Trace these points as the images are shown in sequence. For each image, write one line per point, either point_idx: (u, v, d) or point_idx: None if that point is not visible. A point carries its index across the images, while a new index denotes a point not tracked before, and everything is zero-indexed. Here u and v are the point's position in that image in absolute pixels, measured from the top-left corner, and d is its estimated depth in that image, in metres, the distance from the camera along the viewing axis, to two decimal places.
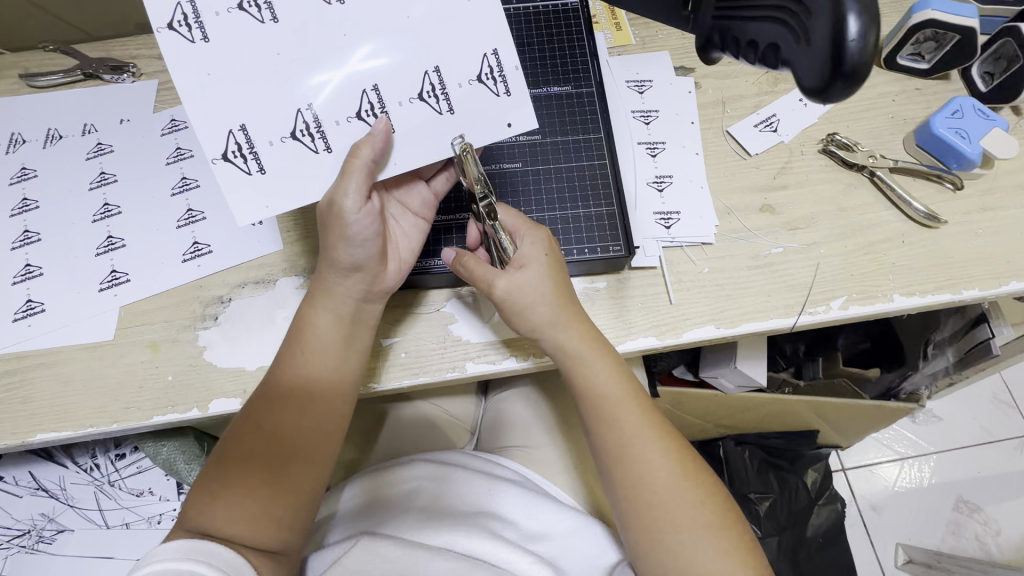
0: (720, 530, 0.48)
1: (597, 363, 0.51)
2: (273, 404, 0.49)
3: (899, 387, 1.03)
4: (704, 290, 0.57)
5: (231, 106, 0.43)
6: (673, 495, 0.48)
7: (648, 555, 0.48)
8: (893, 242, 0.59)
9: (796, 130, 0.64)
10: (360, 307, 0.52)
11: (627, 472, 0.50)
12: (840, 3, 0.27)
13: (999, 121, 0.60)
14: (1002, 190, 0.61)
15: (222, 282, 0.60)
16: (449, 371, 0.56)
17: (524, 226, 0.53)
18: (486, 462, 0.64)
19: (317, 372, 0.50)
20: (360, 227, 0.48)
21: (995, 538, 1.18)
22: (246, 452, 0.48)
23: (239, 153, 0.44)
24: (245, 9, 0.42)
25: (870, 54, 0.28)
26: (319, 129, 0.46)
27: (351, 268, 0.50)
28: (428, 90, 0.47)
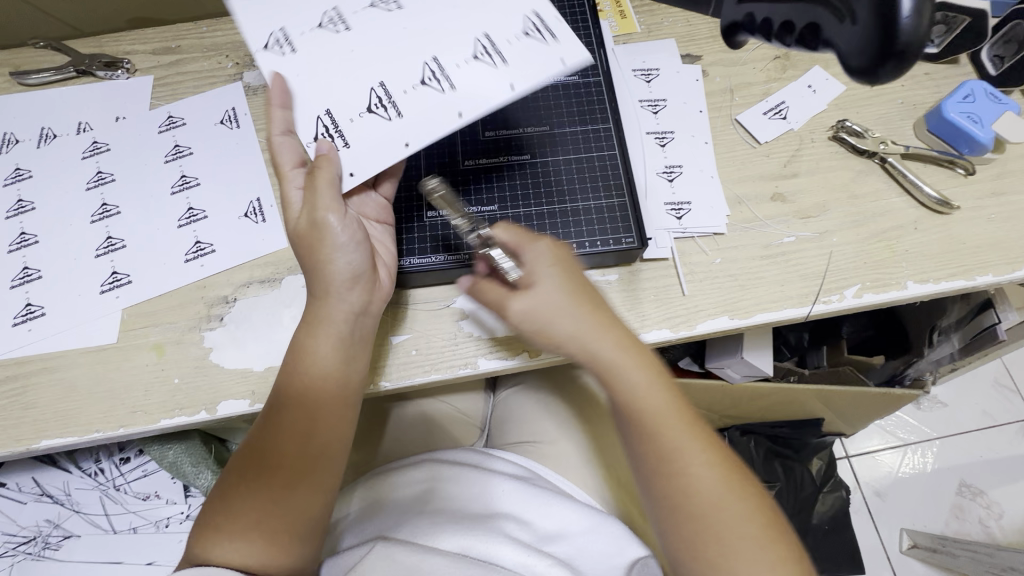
0: (769, 534, 0.46)
1: (627, 368, 0.49)
2: (270, 429, 0.48)
3: (903, 374, 1.03)
4: (717, 281, 0.57)
5: (367, 73, 0.48)
6: (719, 507, 0.46)
7: (693, 570, 0.46)
8: (906, 229, 0.58)
9: (806, 117, 0.63)
10: (358, 325, 0.50)
11: (675, 478, 0.47)
12: None
13: (1011, 104, 0.59)
14: (1015, 174, 0.60)
15: (226, 281, 0.58)
16: (461, 368, 0.55)
17: (525, 240, 0.51)
18: (495, 458, 0.64)
19: (317, 392, 0.48)
20: (338, 251, 0.48)
21: (997, 521, 1.20)
22: (247, 482, 0.48)
23: (380, 104, 0.48)
24: (375, 6, 0.50)
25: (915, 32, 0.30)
26: (443, 74, 0.48)
27: (341, 286, 0.48)
28: (472, 54, 0.49)
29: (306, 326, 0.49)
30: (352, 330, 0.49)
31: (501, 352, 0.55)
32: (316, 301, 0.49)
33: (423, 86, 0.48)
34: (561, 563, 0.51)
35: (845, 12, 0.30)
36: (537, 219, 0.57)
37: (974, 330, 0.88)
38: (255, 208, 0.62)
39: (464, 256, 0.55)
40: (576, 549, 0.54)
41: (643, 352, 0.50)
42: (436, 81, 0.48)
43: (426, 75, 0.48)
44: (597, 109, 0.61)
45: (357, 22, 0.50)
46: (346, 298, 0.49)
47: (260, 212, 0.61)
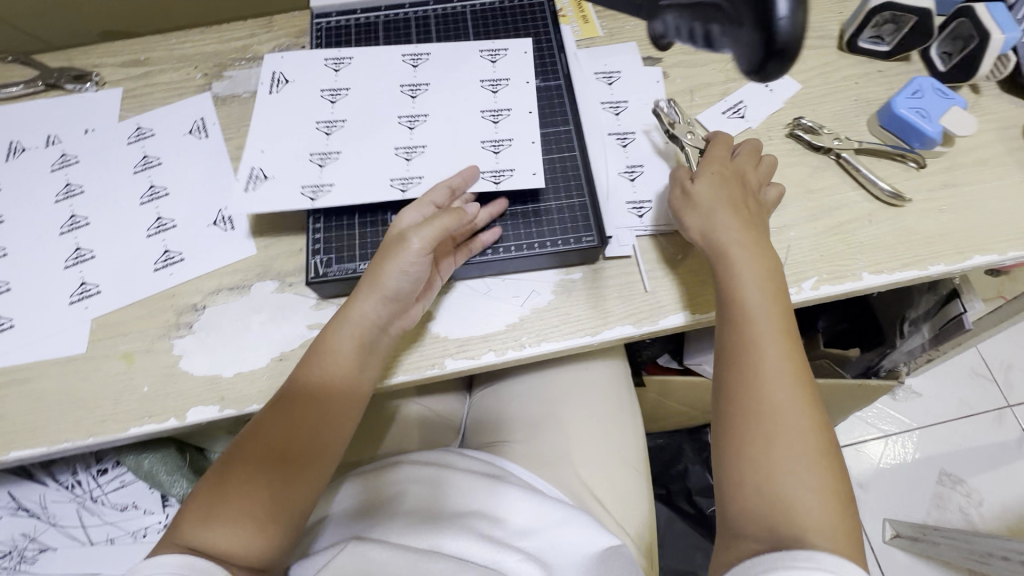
0: (824, 469, 0.43)
1: (749, 260, 0.51)
2: (280, 414, 0.49)
3: (879, 365, 1.08)
4: (678, 276, 0.58)
5: (472, 143, 0.59)
6: (786, 434, 0.44)
7: (743, 482, 0.44)
8: (861, 222, 0.60)
9: (763, 115, 0.65)
10: (380, 335, 0.52)
11: (747, 397, 0.46)
12: None
13: (957, 99, 0.61)
14: (964, 167, 0.62)
15: (196, 289, 0.59)
16: (429, 369, 0.55)
17: (752, 155, 0.58)
18: (473, 459, 0.64)
19: (334, 392, 0.50)
20: (402, 267, 0.50)
21: (978, 509, 1.22)
22: (251, 459, 0.47)
23: (495, 144, 0.59)
24: (401, 123, 0.60)
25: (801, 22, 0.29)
26: (503, 108, 0.60)
27: (383, 297, 0.51)
28: (493, 140, 0.59)
29: (336, 321, 0.52)
30: (372, 339, 0.51)
31: (467, 352, 0.55)
32: (352, 300, 0.52)
33: (496, 176, 0.57)
34: (533, 558, 0.52)
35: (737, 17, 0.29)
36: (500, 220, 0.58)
37: (942, 320, 0.89)
38: (225, 217, 0.62)
39: None
40: (549, 543, 0.55)
41: (785, 299, 0.50)
42: (497, 171, 0.57)
43: (486, 168, 0.57)
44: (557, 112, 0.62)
45: (411, 152, 0.58)
46: (376, 308, 0.51)
47: (229, 220, 0.62)
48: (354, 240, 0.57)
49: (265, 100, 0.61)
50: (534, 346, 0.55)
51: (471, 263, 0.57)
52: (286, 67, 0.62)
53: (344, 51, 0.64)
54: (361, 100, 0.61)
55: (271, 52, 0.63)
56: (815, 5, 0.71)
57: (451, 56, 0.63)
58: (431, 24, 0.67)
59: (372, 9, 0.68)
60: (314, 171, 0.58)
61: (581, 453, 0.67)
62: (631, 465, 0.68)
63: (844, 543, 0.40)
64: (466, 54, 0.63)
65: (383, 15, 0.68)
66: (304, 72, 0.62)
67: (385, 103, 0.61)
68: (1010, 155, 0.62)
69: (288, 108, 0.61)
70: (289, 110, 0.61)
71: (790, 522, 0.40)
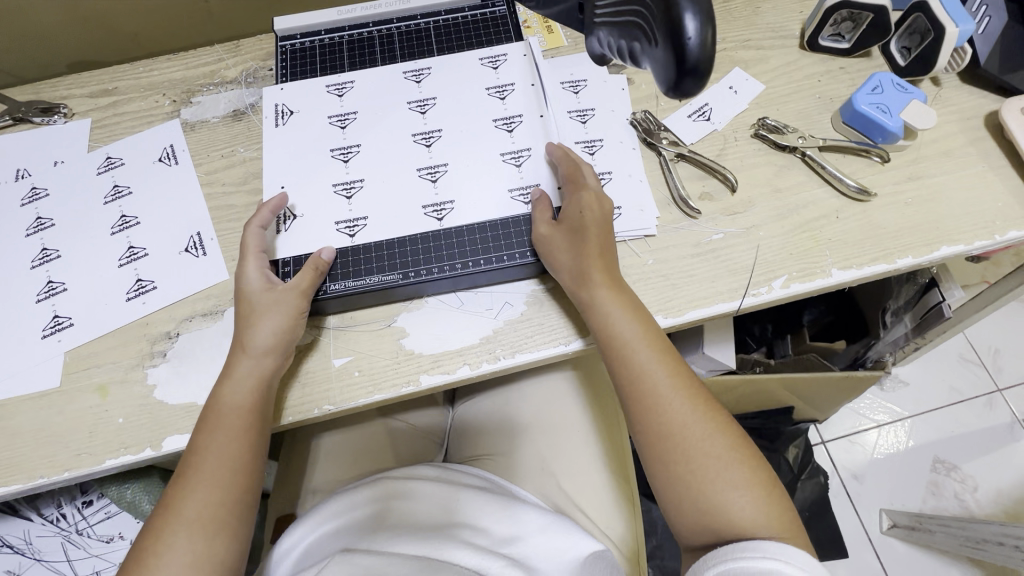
0: (741, 465, 0.48)
1: (621, 304, 0.53)
2: (196, 486, 0.47)
3: (864, 358, 1.09)
4: (649, 281, 0.58)
5: (487, 156, 0.62)
6: (691, 451, 0.49)
7: (689, 519, 0.48)
8: (829, 218, 0.60)
9: (728, 117, 0.65)
10: (258, 363, 0.52)
11: (649, 424, 0.51)
12: (675, 7, 0.33)
13: (916, 93, 0.61)
14: (929, 159, 0.62)
15: (168, 317, 0.59)
16: (404, 386, 0.55)
17: (576, 177, 0.58)
18: (451, 472, 0.64)
19: (241, 417, 0.50)
20: (264, 316, 0.52)
21: (973, 494, 1.22)
22: (174, 509, 0.47)
23: (513, 156, 0.62)
24: (419, 140, 0.63)
25: (709, 39, 0.33)
26: (512, 119, 0.64)
27: (259, 348, 0.52)
28: (513, 151, 0.62)
29: (227, 378, 0.51)
30: (269, 384, 0.52)
31: (442, 366, 0.55)
32: (241, 351, 0.52)
33: (526, 194, 0.61)
34: (515, 563, 0.51)
35: (650, 38, 0.35)
36: (480, 232, 0.59)
37: (923, 310, 0.90)
38: (196, 243, 0.62)
39: (397, 276, 0.58)
40: (531, 549, 0.54)
41: (648, 315, 0.54)
42: (525, 189, 0.61)
43: (514, 186, 0.61)
44: (524, 127, 0.63)
45: (435, 173, 0.61)
46: (275, 352, 0.52)
47: (200, 246, 0.62)
48: (347, 253, 0.59)
49: (275, 135, 0.64)
50: (509, 357, 0.56)
51: (453, 275, 0.58)
52: (290, 100, 0.65)
53: (344, 76, 0.65)
54: (366, 129, 0.63)
55: (272, 84, 0.65)
56: (776, 6, 0.72)
57: (451, 74, 0.66)
58: (395, 42, 0.67)
59: (336, 30, 0.68)
60: (343, 204, 0.60)
61: (564, 463, 0.67)
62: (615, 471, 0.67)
63: (775, 521, 0.46)
64: (465, 67, 0.66)
65: (347, 36, 0.68)
66: (306, 102, 0.65)
67: (396, 124, 0.63)
68: (973, 145, 0.63)
69: (291, 142, 0.63)
70: (300, 143, 0.63)
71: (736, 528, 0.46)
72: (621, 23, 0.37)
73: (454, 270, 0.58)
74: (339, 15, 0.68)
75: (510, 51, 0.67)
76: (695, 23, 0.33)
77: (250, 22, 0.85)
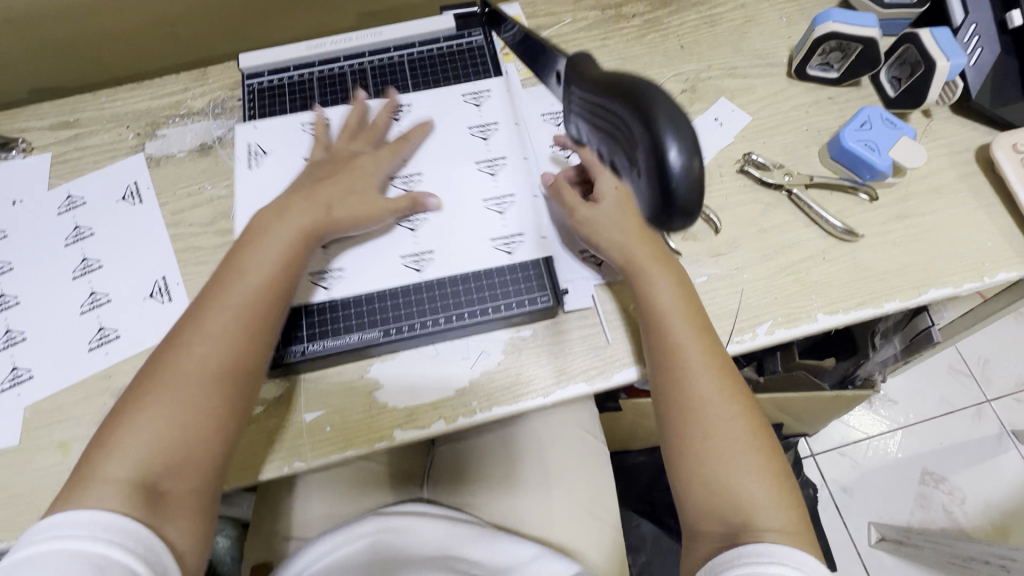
0: (756, 455, 0.49)
1: (662, 279, 0.53)
2: (192, 340, 0.48)
3: (855, 375, 1.06)
4: (633, 327, 0.57)
5: (470, 202, 0.60)
6: (716, 428, 0.50)
7: (694, 496, 0.50)
8: (815, 259, 0.58)
9: (713, 151, 0.63)
10: (282, 254, 0.52)
11: (677, 395, 0.51)
12: (657, 140, 0.32)
13: (906, 129, 0.59)
14: (918, 196, 0.61)
15: (132, 369, 0.57)
16: (378, 442, 0.53)
17: None
18: (447, 511, 0.61)
19: (246, 309, 0.49)
20: (273, 246, 0.52)
21: (961, 506, 1.22)
22: (167, 360, 0.47)
23: (496, 203, 0.60)
24: (399, 188, 0.60)
25: (698, 178, 0.32)
26: (495, 160, 0.62)
27: (289, 227, 0.53)
28: (495, 198, 0.60)
29: (245, 254, 0.51)
30: (279, 288, 0.51)
31: (416, 421, 0.54)
32: (234, 275, 0.50)
33: (508, 243, 0.58)
34: None
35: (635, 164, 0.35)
36: (453, 285, 0.57)
37: (912, 332, 0.90)
38: (161, 288, 0.60)
39: (377, 334, 0.55)
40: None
41: (694, 296, 0.54)
42: (507, 237, 0.59)
43: (496, 235, 0.59)
44: (504, 169, 0.61)
45: (416, 221, 0.59)
46: (274, 285, 0.51)
47: (166, 291, 0.60)
48: (323, 306, 0.56)
49: (245, 176, 0.62)
50: (486, 412, 0.54)
51: (426, 331, 0.56)
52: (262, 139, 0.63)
53: (322, 114, 0.64)
54: (340, 166, 0.61)
55: (243, 122, 0.63)
56: (763, 31, 0.70)
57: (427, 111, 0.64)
58: (369, 75, 0.66)
59: (306, 65, 0.66)
60: (319, 253, 0.58)
61: (546, 505, 0.66)
62: (595, 511, 0.67)
63: (784, 512, 0.48)
64: (443, 103, 0.64)
65: (318, 70, 0.66)
66: (278, 140, 0.63)
67: None
68: (963, 180, 0.61)
69: (261, 180, 0.62)
70: (270, 183, 0.61)
71: (744, 514, 0.47)
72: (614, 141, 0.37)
73: (428, 327, 0.56)
74: (308, 49, 0.66)
75: (490, 86, 0.65)
76: (679, 155, 0.32)
77: (220, 44, 0.82)
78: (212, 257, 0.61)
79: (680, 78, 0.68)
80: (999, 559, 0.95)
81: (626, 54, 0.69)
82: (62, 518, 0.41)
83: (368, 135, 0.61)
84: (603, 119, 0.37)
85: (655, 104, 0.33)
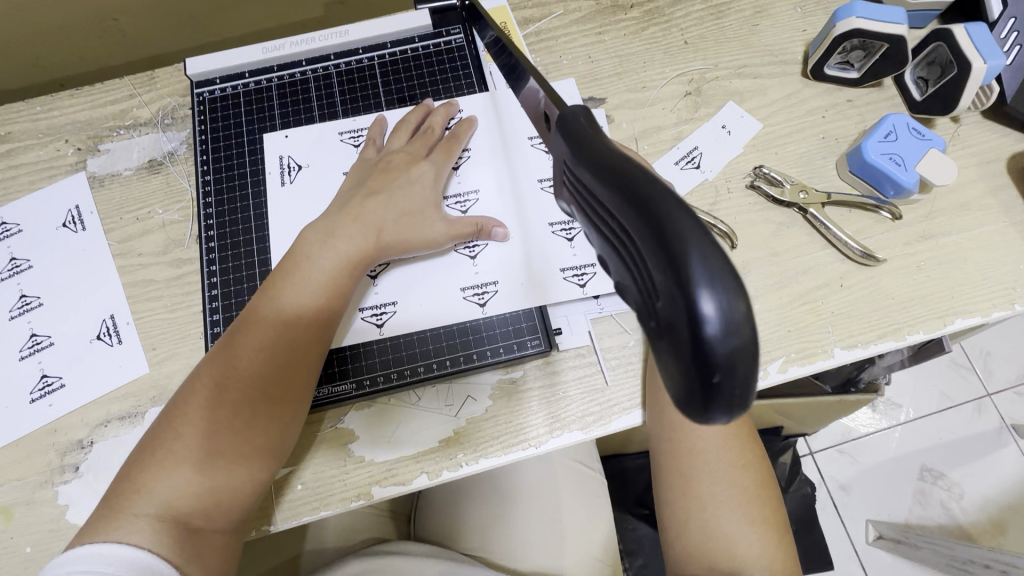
0: (754, 501, 0.45)
1: None
2: (225, 364, 0.44)
3: (858, 378, 0.98)
4: (633, 366, 0.51)
5: (524, 225, 0.54)
6: (712, 469, 0.45)
7: (683, 541, 0.45)
8: (831, 287, 0.53)
9: (720, 163, 0.57)
10: (330, 279, 0.47)
11: (675, 426, 0.46)
12: (679, 284, 0.18)
13: (935, 140, 0.54)
14: (944, 213, 0.55)
15: (80, 422, 0.51)
16: (354, 501, 0.49)
17: None
18: (430, 548, 0.59)
19: (289, 337, 0.45)
20: (319, 270, 0.47)
21: (959, 502, 1.15)
22: (202, 387, 0.44)
23: (563, 227, 0.54)
24: (453, 209, 0.55)
25: (751, 375, 0.19)
26: (489, 178, 0.56)
27: (332, 247, 0.48)
28: (561, 221, 0.54)
29: (289, 274, 0.47)
30: (323, 316, 0.47)
31: (396, 477, 0.49)
32: (272, 299, 0.46)
33: (579, 273, 0.53)
34: None
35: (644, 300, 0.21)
36: (438, 328, 0.52)
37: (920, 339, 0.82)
38: (109, 328, 0.54)
39: (349, 387, 0.51)
40: None
41: None
42: (578, 267, 0.53)
43: (566, 264, 0.53)
44: (493, 188, 0.56)
45: (474, 247, 0.53)
46: (318, 313, 0.46)
47: (114, 333, 0.54)
48: (373, 348, 0.51)
49: (279, 193, 0.56)
50: (472, 464, 0.49)
51: (466, 370, 0.51)
52: (221, 161, 0.58)
53: (361, 121, 0.59)
54: (312, 188, 0.56)
55: (200, 142, 0.59)
56: (775, 24, 0.63)
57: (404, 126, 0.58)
58: (335, 83, 0.60)
59: (264, 72, 0.61)
60: (369, 286, 0.52)
61: (536, 548, 0.61)
62: (596, 553, 0.62)
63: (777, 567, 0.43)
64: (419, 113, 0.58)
65: (277, 77, 0.61)
66: (316, 153, 0.57)
67: None
68: (993, 195, 0.56)
69: (222, 207, 0.57)
70: (309, 203, 0.56)
71: (735, 566, 0.42)
72: (616, 260, 0.23)
73: (406, 377, 0.51)
74: (264, 53, 0.60)
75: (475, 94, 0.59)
76: (715, 312, 0.18)
77: (170, 38, 0.74)
78: (165, 292, 0.55)
79: (684, 79, 0.61)
80: (1000, 564, 0.90)
81: (623, 51, 0.62)
82: (84, 551, 0.39)
83: (425, 137, 0.55)
84: (600, 222, 0.23)
85: (675, 216, 0.19)
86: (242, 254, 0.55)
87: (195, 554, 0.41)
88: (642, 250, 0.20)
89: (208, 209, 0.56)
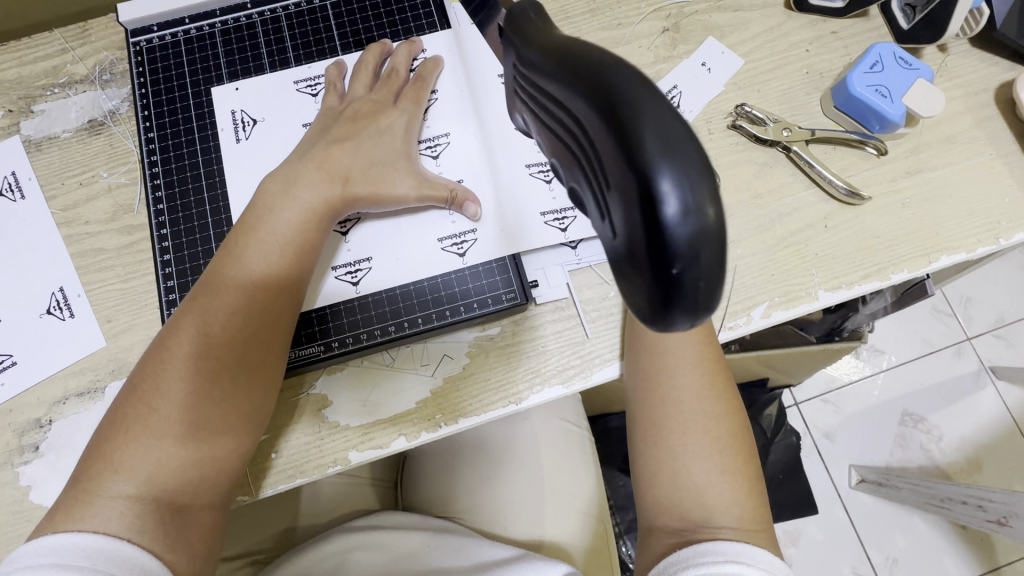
0: (728, 451, 0.44)
1: None
2: (188, 329, 0.41)
3: (842, 327, 0.98)
4: (613, 318, 0.50)
5: (497, 171, 0.51)
6: (684, 419, 0.44)
7: (655, 493, 0.44)
8: (815, 228, 0.52)
9: (700, 103, 0.54)
10: (295, 233, 0.44)
11: (651, 376, 0.45)
12: (636, 174, 0.17)
13: (922, 69, 0.51)
14: (930, 147, 0.53)
15: (36, 400, 0.48)
16: (331, 467, 0.47)
17: None
18: (420, 518, 0.59)
19: (257, 296, 0.43)
20: (281, 225, 0.44)
21: (938, 444, 1.17)
22: (165, 354, 0.41)
23: (541, 169, 0.51)
24: (424, 155, 0.52)
25: (716, 267, 0.18)
26: (458, 123, 0.53)
27: (295, 200, 0.44)
28: (538, 163, 0.52)
29: (250, 231, 0.44)
30: (292, 273, 0.44)
31: (373, 440, 0.47)
32: (234, 257, 0.43)
33: (560, 218, 0.50)
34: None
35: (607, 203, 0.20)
36: (406, 289, 0.50)
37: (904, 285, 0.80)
38: (60, 301, 0.51)
39: (317, 350, 0.48)
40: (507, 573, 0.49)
41: None
42: (558, 211, 0.51)
43: (545, 209, 0.51)
44: (461, 132, 0.52)
45: None
46: (285, 270, 0.44)
47: (66, 305, 0.50)
48: (343, 307, 0.49)
49: (233, 149, 0.53)
50: (451, 425, 0.48)
51: (444, 326, 0.49)
52: (165, 116, 0.54)
53: (316, 68, 0.54)
54: (266, 142, 0.53)
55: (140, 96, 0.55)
56: None
57: None
58: (283, 27, 0.56)
59: (206, 17, 0.57)
60: (338, 242, 0.50)
61: (525, 507, 0.61)
62: (584, 509, 0.62)
63: (748, 518, 0.41)
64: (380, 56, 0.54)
65: (220, 22, 0.56)
66: (271, 103, 0.53)
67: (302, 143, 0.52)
68: (980, 127, 0.54)
69: (170, 166, 0.53)
70: (266, 157, 0.52)
71: (706, 517, 0.41)
72: (578, 171, 0.21)
73: (377, 337, 0.49)
74: None
75: (438, 33, 0.55)
76: (675, 202, 0.17)
77: None
78: (118, 261, 0.51)
79: (661, 14, 0.57)
80: (978, 500, 0.92)
81: None
82: (49, 541, 0.36)
83: (390, 82, 0.51)
84: (562, 128, 0.21)
85: (631, 103, 0.18)
86: (195, 217, 0.52)
87: (170, 528, 0.39)
88: (598, 147, 0.19)
89: (155, 169, 0.53)
